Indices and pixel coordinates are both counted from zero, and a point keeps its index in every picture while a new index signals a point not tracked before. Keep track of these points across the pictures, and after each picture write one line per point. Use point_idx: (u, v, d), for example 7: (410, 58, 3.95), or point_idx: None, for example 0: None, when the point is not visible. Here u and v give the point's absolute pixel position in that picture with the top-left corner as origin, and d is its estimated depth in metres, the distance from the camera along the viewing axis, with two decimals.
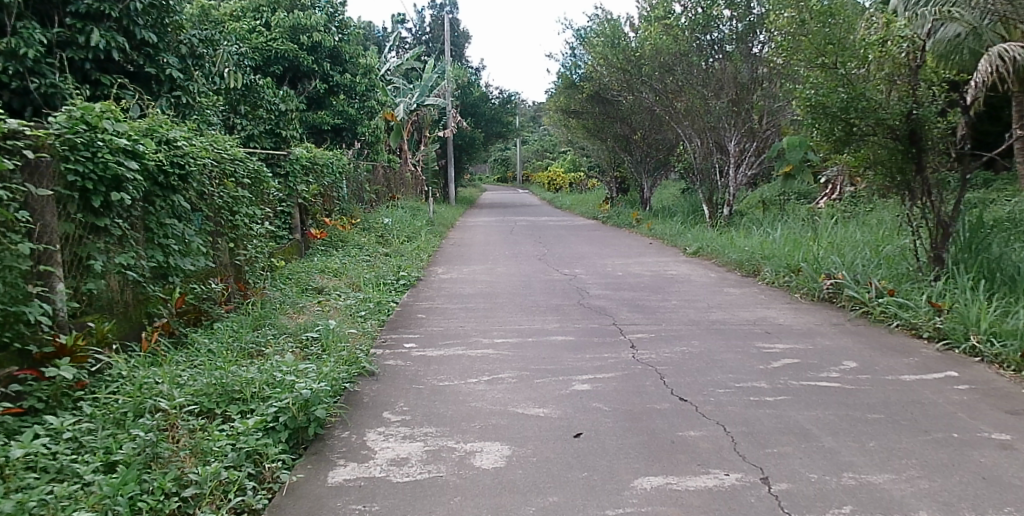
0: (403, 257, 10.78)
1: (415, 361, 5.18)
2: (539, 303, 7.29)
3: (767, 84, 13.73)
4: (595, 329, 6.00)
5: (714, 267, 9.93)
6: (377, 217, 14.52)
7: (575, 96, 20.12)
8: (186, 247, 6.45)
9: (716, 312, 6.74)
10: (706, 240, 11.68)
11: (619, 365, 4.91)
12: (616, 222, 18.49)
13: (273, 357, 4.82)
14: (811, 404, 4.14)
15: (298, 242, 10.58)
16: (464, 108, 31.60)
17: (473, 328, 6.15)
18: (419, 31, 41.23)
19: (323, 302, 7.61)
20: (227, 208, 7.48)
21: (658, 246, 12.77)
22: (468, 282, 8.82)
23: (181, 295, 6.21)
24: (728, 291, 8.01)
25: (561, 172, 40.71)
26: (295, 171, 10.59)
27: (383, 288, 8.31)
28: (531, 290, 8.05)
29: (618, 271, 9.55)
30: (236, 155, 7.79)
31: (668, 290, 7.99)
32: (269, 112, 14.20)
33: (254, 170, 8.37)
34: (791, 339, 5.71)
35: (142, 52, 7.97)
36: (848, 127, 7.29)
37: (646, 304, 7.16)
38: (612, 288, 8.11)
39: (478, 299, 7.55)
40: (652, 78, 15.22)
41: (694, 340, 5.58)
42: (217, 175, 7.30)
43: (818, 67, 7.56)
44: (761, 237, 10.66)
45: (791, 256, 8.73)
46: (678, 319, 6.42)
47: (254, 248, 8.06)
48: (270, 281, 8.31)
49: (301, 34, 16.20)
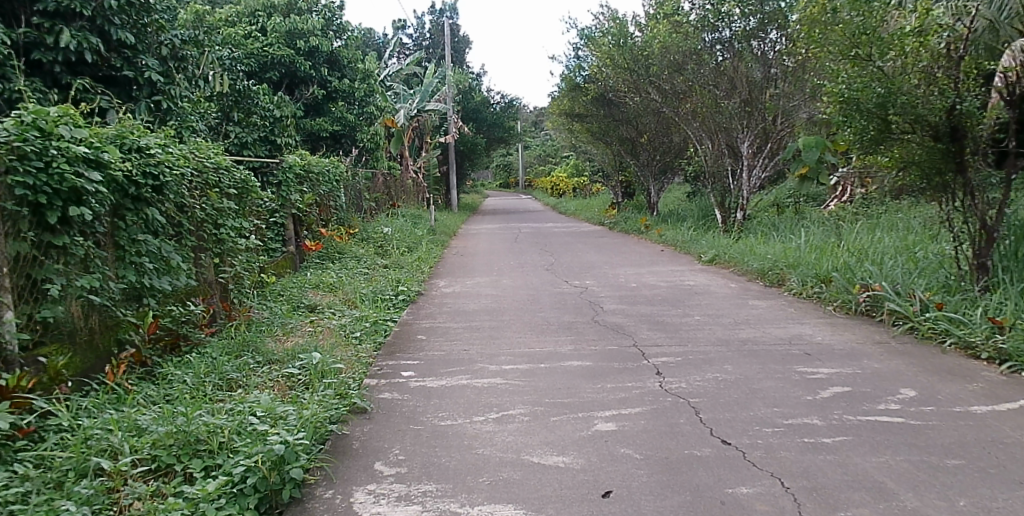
0: (403, 269, 10.17)
1: (415, 394, 4.59)
2: (550, 320, 6.69)
3: (782, 82, 13.15)
4: (614, 352, 5.40)
5: (733, 276, 9.33)
6: (377, 226, 13.91)
7: (579, 99, 19.50)
8: (161, 264, 5.90)
9: (746, 330, 6.12)
10: (722, 247, 11.08)
11: (646, 398, 4.31)
12: (624, 228, 17.85)
13: (251, 395, 4.21)
14: (876, 447, 3.56)
15: (291, 254, 9.98)
16: (465, 113, 30.98)
17: (478, 352, 5.55)
18: (420, 36, 40.67)
19: (314, 322, 7.04)
20: (211, 221, 6.89)
21: (671, 253, 12.16)
22: (472, 297, 8.21)
23: (154, 320, 5.62)
24: (754, 304, 7.39)
25: (564, 177, 40.11)
26: (288, 180, 10.04)
27: (381, 305, 7.72)
28: (540, 305, 7.44)
29: (632, 282, 8.96)
30: (222, 163, 7.23)
31: (689, 304, 7.37)
32: (263, 119, 13.62)
33: (241, 180, 7.77)
34: (836, 363, 5.10)
35: (119, 54, 7.41)
36: (884, 124, 6.76)
37: (668, 321, 6.54)
38: (628, 302, 7.50)
39: (484, 317, 6.96)
40: (662, 79, 14.62)
41: (727, 364, 4.99)
42: (200, 186, 6.75)
43: (849, 59, 6.99)
44: (782, 243, 10.04)
45: (819, 264, 8.12)
46: (705, 339, 5.81)
47: (242, 263, 7.46)
48: (259, 299, 7.73)
49: (298, 39, 15.65)
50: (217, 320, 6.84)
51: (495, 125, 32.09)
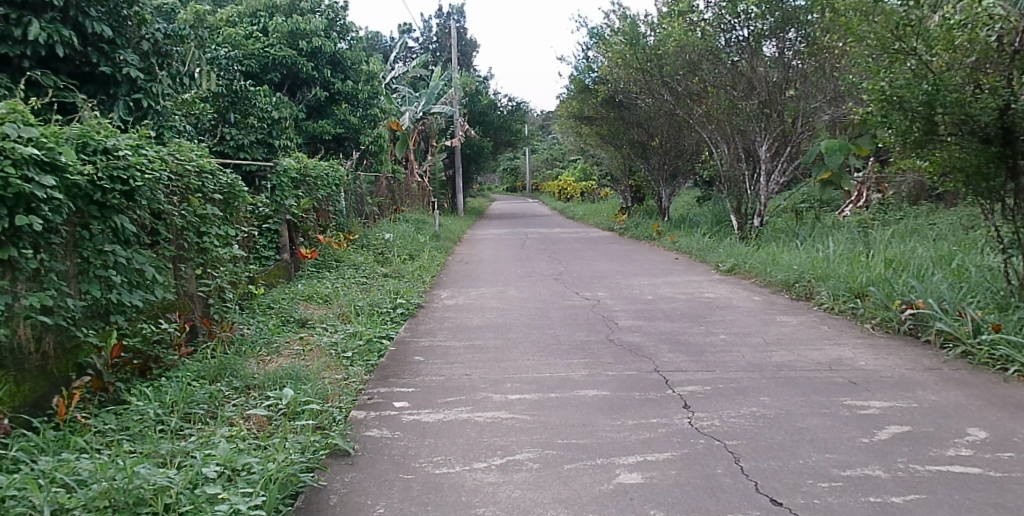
0: (403, 279, 9.59)
1: (408, 430, 4.00)
2: (562, 338, 6.10)
3: (802, 83, 12.53)
4: (634, 378, 4.81)
5: (756, 288, 8.72)
6: (378, 232, 13.32)
7: (588, 101, 18.87)
8: (132, 277, 5.34)
9: (779, 353, 5.52)
10: (742, 255, 10.49)
11: (675, 439, 3.72)
12: (635, 234, 17.24)
13: (214, 442, 3.66)
14: (956, 509, 2.97)
15: (285, 263, 9.43)
16: (472, 116, 30.44)
17: (481, 377, 4.97)
18: (427, 39, 40.14)
19: (303, 340, 6.45)
20: (192, 229, 6.32)
21: (686, 262, 11.56)
22: (476, 310, 7.63)
23: (120, 341, 5.05)
24: (783, 321, 6.78)
25: (572, 181, 39.51)
26: (283, 184, 9.53)
27: (377, 319, 7.14)
28: (550, 321, 6.84)
29: (648, 294, 8.36)
30: (206, 165, 6.67)
31: (712, 321, 6.77)
32: (261, 121, 13.07)
33: (227, 184, 7.19)
34: (887, 395, 4.49)
35: (96, 49, 6.87)
36: (929, 124, 6.16)
37: (691, 341, 5.94)
38: (645, 318, 6.90)
39: (489, 334, 6.38)
40: (677, 80, 14.02)
41: (764, 396, 4.41)
42: (179, 190, 6.19)
43: (889, 54, 6.38)
44: (807, 252, 9.43)
45: (852, 275, 7.53)
46: (734, 363, 5.21)
47: (227, 274, 6.89)
48: (246, 314, 7.15)
49: (300, 39, 15.12)
50: (196, 338, 6.26)
51: (502, 128, 31.53)
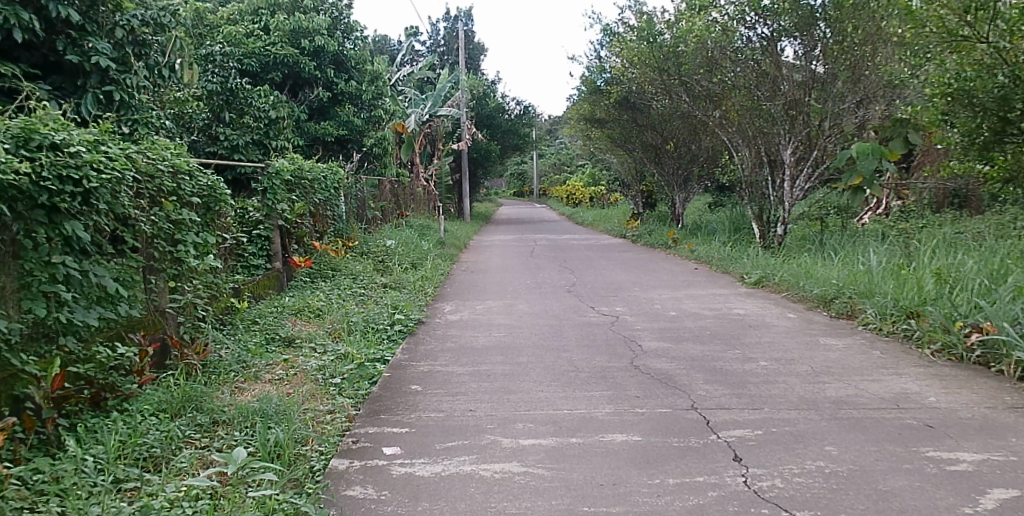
0: (403, 290, 8.86)
1: (398, 490, 3.26)
2: (581, 364, 5.36)
3: (829, 84, 11.78)
4: (669, 418, 4.07)
5: (790, 303, 7.96)
6: (380, 238, 12.59)
7: (601, 103, 18.08)
8: (87, 292, 4.63)
9: (833, 387, 4.75)
10: (770, 266, 9.74)
11: (729, 508, 2.99)
12: (649, 242, 16.50)
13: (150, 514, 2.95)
14: None
15: (276, 272, 8.72)
16: (479, 119, 29.78)
17: (488, 414, 4.23)
18: (434, 43, 39.48)
19: (288, 363, 5.70)
20: (163, 237, 5.59)
21: (707, 273, 10.81)
22: (483, 327, 6.89)
23: (64, 369, 4.31)
24: (827, 345, 6.02)
25: (582, 187, 38.78)
26: (275, 187, 8.83)
27: (372, 337, 6.41)
28: (565, 342, 6.09)
29: (672, 310, 7.61)
30: (183, 164, 5.94)
31: (747, 344, 6.02)
32: (258, 121, 12.38)
33: (208, 186, 6.43)
34: (976, 444, 3.73)
35: (62, 35, 6.17)
36: (1001, 121, 5.65)
37: (727, 368, 5.19)
38: (671, 340, 6.15)
39: (497, 357, 5.64)
40: (696, 80, 13.27)
41: (828, 446, 3.67)
42: (149, 193, 5.47)
43: (952, 42, 5.65)
44: (844, 264, 8.67)
45: (902, 291, 6.79)
46: (784, 400, 4.46)
47: (203, 286, 6.14)
48: (224, 331, 6.41)
49: (302, 38, 14.43)
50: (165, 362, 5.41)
51: (510, 132, 30.81)
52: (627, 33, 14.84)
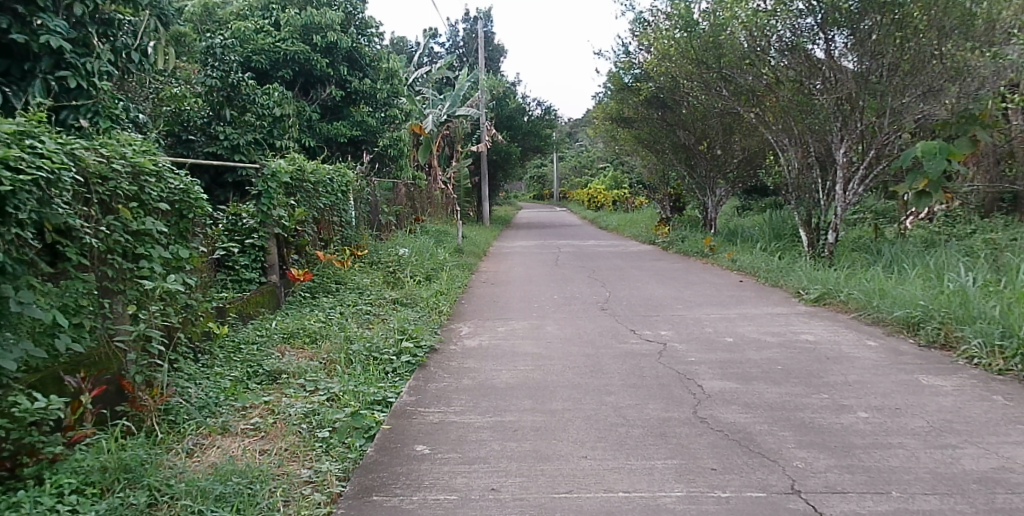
0: (414, 309, 7.77)
1: None
2: (631, 413, 4.25)
3: (891, 74, 10.44)
4: (765, 511, 2.98)
5: (865, 327, 6.79)
6: (391, 246, 11.52)
7: (629, 100, 16.93)
8: (8, 324, 3.66)
9: (970, 455, 3.61)
10: (829, 279, 8.56)
11: None
12: (682, 249, 15.30)
13: None
14: None
15: (271, 287, 7.68)
16: (499, 121, 28.71)
17: (517, 499, 3.16)
18: (454, 44, 38.40)
19: (271, 409, 4.62)
20: (119, 250, 4.51)
21: (755, 287, 9.64)
22: (506, 357, 5.81)
23: None
24: (932, 386, 4.85)
25: (604, 190, 37.58)
26: (271, 190, 7.72)
27: (374, 372, 5.30)
28: (608, 380, 5.00)
29: (727, 336, 6.46)
30: (150, 163, 4.88)
31: (833, 384, 4.86)
32: (261, 118, 11.15)
33: (183, 189, 5.33)
34: None
35: (7, 9, 5.20)
36: None
37: (819, 423, 4.06)
38: (737, 378, 5.02)
39: (525, 401, 4.55)
40: (739, 73, 12.06)
41: None
42: (99, 197, 4.41)
43: None
44: (926, 280, 7.45)
45: (1014, 314, 5.61)
46: (912, 477, 3.34)
47: (174, 311, 4.99)
48: (200, 366, 5.33)
49: (314, 34, 13.42)
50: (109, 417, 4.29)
51: (531, 134, 29.76)
52: (662, 24, 13.64)
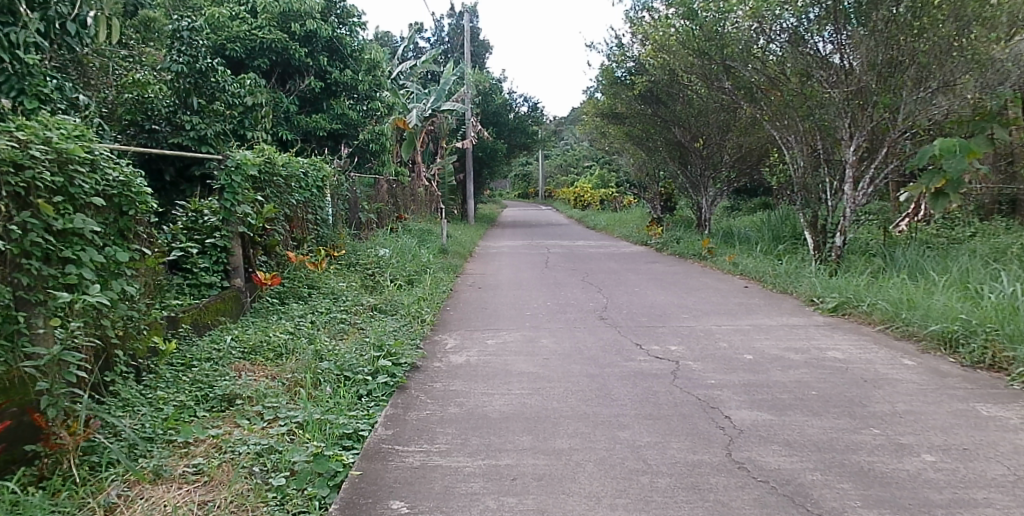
0: (393, 318, 6.98)
1: None
2: (653, 455, 3.54)
3: (902, 68, 9.77)
4: None
5: (898, 342, 6.11)
6: (370, 246, 10.70)
7: (623, 95, 16.08)
8: None
9: None
10: (847, 286, 7.88)
11: None
12: (677, 251, 14.61)
13: None
14: None
15: (233, 292, 6.87)
16: (485, 116, 27.91)
17: None
18: (439, 39, 37.57)
19: (219, 447, 3.83)
20: (39, 254, 3.69)
21: (763, 294, 8.95)
22: (499, 377, 5.08)
23: None
24: (996, 418, 4.17)
25: (590, 187, 36.92)
26: (235, 184, 6.93)
27: (345, 398, 4.52)
28: (620, 409, 4.28)
29: (746, 352, 5.76)
30: (82, 149, 4.03)
31: (881, 416, 4.18)
32: (231, 108, 10.27)
33: (129, 181, 4.48)
34: None
35: None
36: None
37: (881, 470, 3.37)
38: (769, 406, 4.32)
39: (524, 438, 3.82)
40: (743, 66, 11.33)
41: None
42: (11, 190, 3.60)
43: None
44: (959, 290, 6.79)
45: None
46: None
47: (115, 326, 4.16)
48: (140, 388, 4.54)
49: (292, 21, 12.56)
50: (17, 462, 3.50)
51: (517, 131, 28.99)
52: (660, 16, 12.93)
